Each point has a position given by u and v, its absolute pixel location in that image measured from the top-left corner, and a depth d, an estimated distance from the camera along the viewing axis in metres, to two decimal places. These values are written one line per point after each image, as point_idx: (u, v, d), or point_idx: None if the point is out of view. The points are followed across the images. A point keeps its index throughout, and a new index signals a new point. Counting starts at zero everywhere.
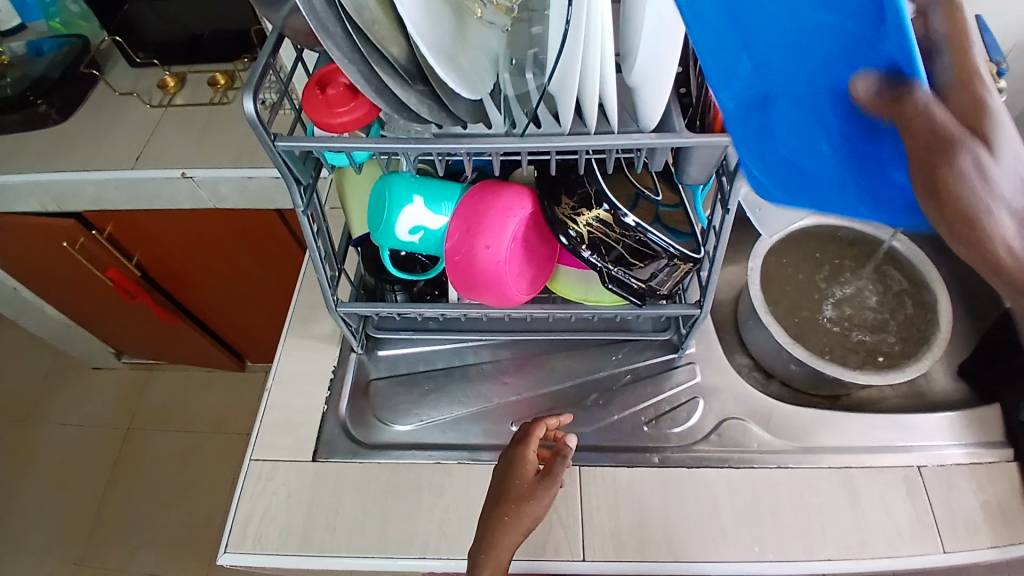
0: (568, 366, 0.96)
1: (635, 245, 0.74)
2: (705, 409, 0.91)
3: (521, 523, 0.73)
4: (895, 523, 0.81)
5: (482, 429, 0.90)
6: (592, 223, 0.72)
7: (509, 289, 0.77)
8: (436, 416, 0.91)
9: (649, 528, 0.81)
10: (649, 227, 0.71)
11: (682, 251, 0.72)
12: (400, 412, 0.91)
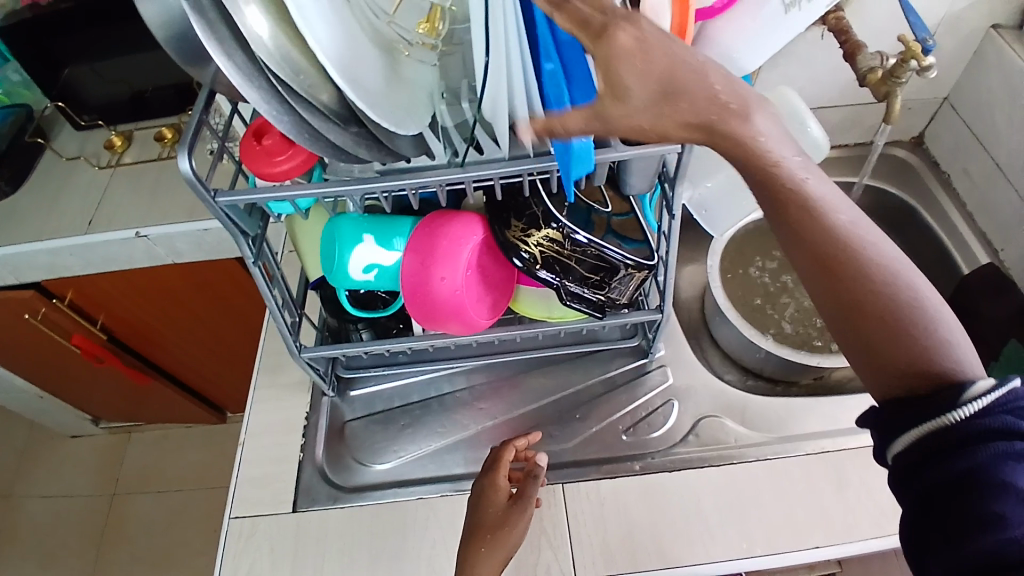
0: (542, 383, 0.96)
1: (590, 259, 0.74)
2: (681, 410, 0.92)
3: (497, 550, 0.75)
4: (879, 503, 0.82)
5: (463, 458, 0.90)
6: (543, 243, 0.73)
7: (469, 317, 0.77)
8: (415, 449, 0.91)
9: (637, 538, 0.81)
10: (601, 242, 0.72)
11: (637, 261, 0.74)
12: (378, 451, 0.90)
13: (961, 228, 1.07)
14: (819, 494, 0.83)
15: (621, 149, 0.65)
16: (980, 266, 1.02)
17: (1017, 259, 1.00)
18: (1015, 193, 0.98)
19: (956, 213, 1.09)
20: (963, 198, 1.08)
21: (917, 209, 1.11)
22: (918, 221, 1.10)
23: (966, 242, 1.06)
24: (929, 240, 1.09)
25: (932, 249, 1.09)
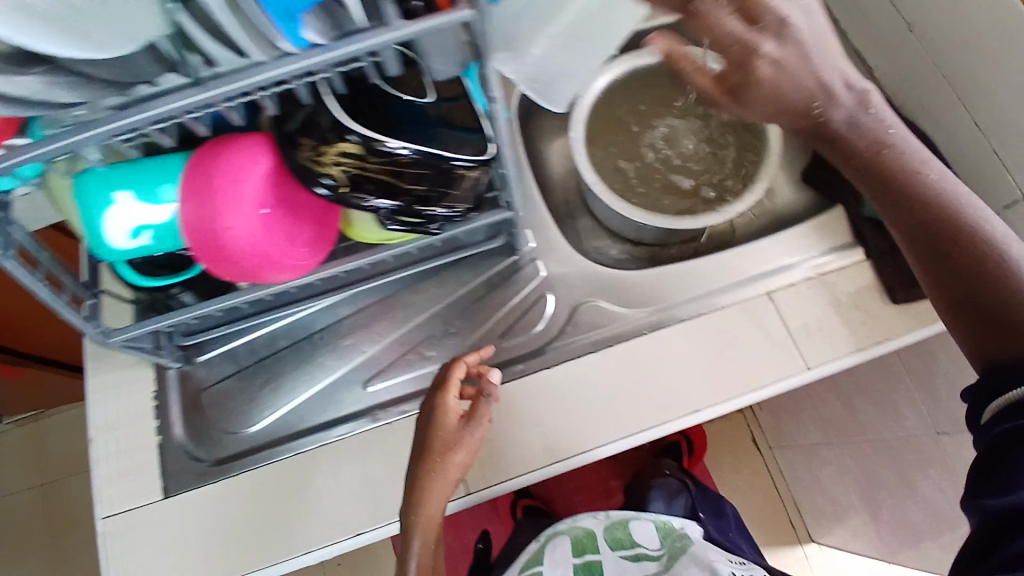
0: (410, 303, 0.89)
1: (407, 169, 0.63)
2: (556, 301, 0.87)
3: (449, 474, 0.72)
4: (757, 354, 0.82)
5: (340, 398, 0.84)
6: (343, 161, 0.60)
7: (284, 258, 0.67)
8: (286, 401, 0.84)
9: (528, 440, 0.80)
10: (419, 148, 0.62)
11: (464, 159, 0.64)
12: (247, 413, 0.83)
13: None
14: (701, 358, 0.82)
15: (401, 24, 0.49)
16: None
17: (890, 75, 0.94)
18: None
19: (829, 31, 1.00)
20: (835, 13, 0.99)
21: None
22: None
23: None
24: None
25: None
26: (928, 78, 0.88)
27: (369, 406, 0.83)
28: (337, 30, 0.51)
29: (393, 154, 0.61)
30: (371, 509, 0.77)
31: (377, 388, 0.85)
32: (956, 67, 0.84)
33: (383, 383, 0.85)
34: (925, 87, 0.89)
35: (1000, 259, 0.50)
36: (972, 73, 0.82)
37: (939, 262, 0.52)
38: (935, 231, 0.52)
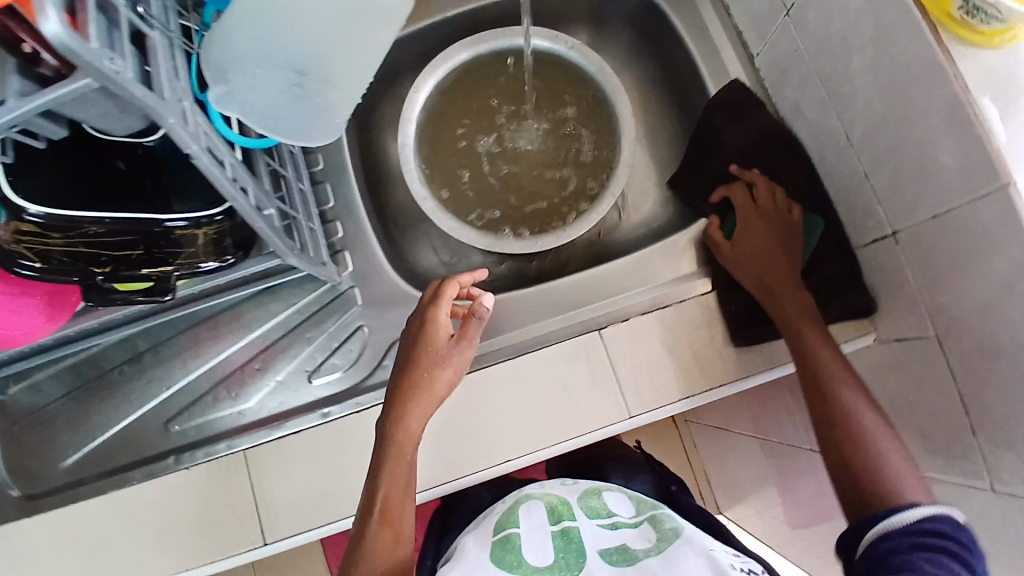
0: (210, 334, 0.78)
1: (120, 237, 0.56)
2: (371, 336, 0.79)
3: (404, 456, 0.63)
4: (576, 398, 0.76)
5: (145, 443, 0.75)
6: (38, 234, 0.52)
7: (6, 329, 0.59)
8: (89, 440, 0.75)
9: (335, 485, 0.73)
10: (136, 213, 0.55)
11: (180, 219, 0.58)
12: (47, 452, 0.75)
13: (713, 27, 0.86)
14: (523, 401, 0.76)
15: (13, 106, 0.42)
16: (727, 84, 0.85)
17: (770, 63, 0.82)
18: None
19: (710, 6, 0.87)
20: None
21: (663, 7, 0.88)
22: (667, 24, 0.89)
23: (716, 47, 0.86)
24: (679, 50, 0.90)
25: (683, 61, 0.90)
26: (802, 73, 0.77)
27: (169, 449, 0.75)
28: None
29: (79, 220, 0.53)
30: (168, 558, 0.70)
31: (182, 429, 0.76)
32: (828, 62, 0.72)
33: (189, 424, 0.76)
34: (801, 83, 0.78)
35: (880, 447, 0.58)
36: (843, 72, 0.70)
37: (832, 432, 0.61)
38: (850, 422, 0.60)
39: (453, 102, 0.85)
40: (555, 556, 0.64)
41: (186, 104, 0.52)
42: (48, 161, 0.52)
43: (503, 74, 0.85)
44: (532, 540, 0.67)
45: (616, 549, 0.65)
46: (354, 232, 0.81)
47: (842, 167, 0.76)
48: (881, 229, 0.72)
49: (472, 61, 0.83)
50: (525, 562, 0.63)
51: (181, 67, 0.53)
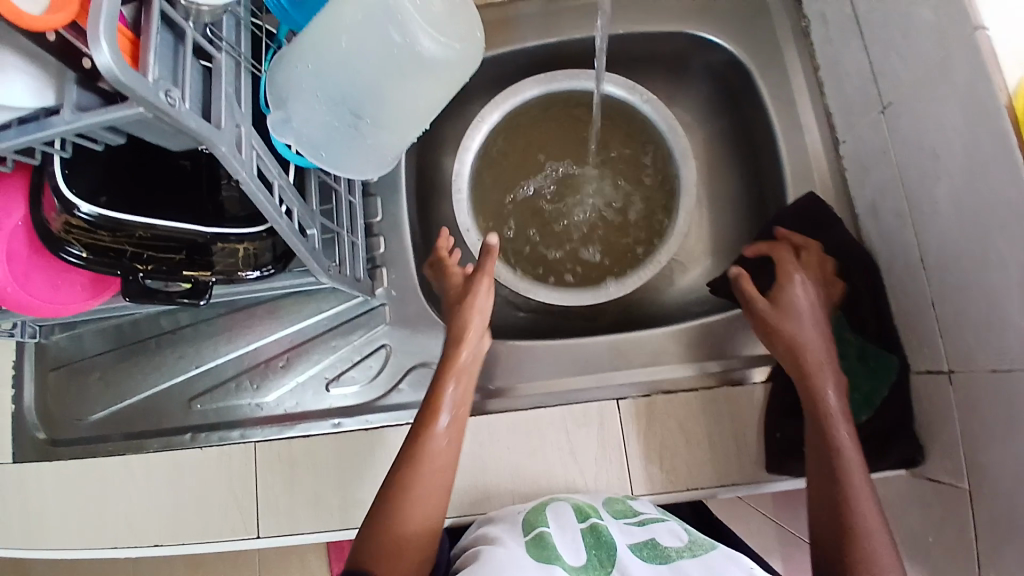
0: (243, 323, 0.80)
1: (166, 245, 0.58)
2: (390, 357, 0.78)
3: (447, 439, 0.67)
4: (579, 462, 0.75)
5: (169, 415, 0.79)
6: (96, 236, 0.55)
7: (53, 302, 0.62)
8: (123, 400, 0.80)
9: (327, 494, 0.75)
10: (184, 227, 0.57)
11: (219, 231, 0.58)
12: (87, 404, 0.80)
13: (802, 102, 0.81)
14: (526, 455, 0.76)
15: (70, 118, 0.44)
16: (806, 166, 0.80)
17: (855, 154, 0.75)
18: (865, 59, 0.70)
19: (802, 77, 0.81)
20: (815, 54, 0.79)
21: (751, 70, 0.83)
22: (752, 87, 0.84)
23: (800, 124, 0.81)
24: (759, 117, 0.84)
25: (761, 130, 0.84)
26: (885, 174, 0.70)
27: (189, 425, 0.78)
28: (55, 107, 0.46)
29: (124, 223, 0.54)
30: (167, 527, 0.74)
31: (204, 409, 0.79)
32: (914, 174, 0.65)
33: (210, 404, 0.79)
34: (882, 185, 0.71)
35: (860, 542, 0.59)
36: (928, 191, 0.64)
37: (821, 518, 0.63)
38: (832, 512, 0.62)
39: (514, 135, 0.84)
40: (587, 557, 0.62)
41: (242, 129, 0.53)
42: (116, 163, 0.55)
43: (568, 117, 0.85)
44: (565, 542, 0.64)
45: (647, 545, 0.64)
46: (395, 249, 0.82)
47: (909, 285, 0.70)
48: (938, 363, 0.67)
49: (542, 98, 0.83)
50: (559, 557, 0.61)
51: (244, 92, 0.54)
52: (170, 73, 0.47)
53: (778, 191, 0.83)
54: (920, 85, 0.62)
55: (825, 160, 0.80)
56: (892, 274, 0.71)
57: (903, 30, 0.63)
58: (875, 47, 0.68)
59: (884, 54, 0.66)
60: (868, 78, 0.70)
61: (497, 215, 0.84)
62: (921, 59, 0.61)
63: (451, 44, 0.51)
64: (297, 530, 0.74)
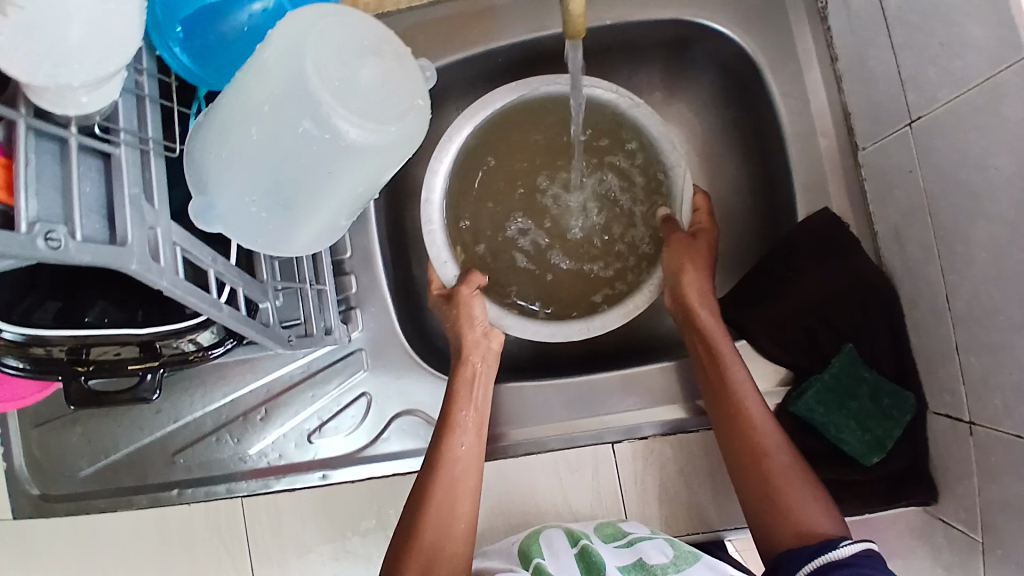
0: (217, 375, 0.76)
1: (108, 350, 0.55)
2: (371, 406, 0.75)
3: (467, 463, 0.64)
4: (572, 508, 0.73)
5: (151, 470, 0.76)
6: (32, 352, 0.52)
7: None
8: (103, 455, 0.77)
9: (320, 543, 0.75)
10: (116, 331, 0.53)
11: (156, 331, 0.55)
12: (66, 460, 0.77)
13: (817, 103, 0.72)
14: (516, 501, 0.74)
15: None
16: (821, 177, 0.72)
17: (876, 168, 0.68)
18: (895, 64, 0.61)
19: (819, 73, 0.72)
20: (834, 47, 0.71)
21: (760, 64, 0.73)
22: (761, 86, 0.74)
23: (814, 128, 0.72)
24: (769, 119, 0.75)
25: (770, 132, 0.75)
26: (911, 199, 0.63)
27: (173, 481, 0.76)
28: None
29: (51, 339, 0.52)
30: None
31: (185, 463, 0.76)
32: (946, 206, 0.58)
33: (190, 458, 0.76)
34: (909, 208, 0.63)
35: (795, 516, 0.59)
36: (962, 230, 0.57)
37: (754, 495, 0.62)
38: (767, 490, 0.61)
39: (493, 149, 0.76)
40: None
41: (157, 231, 0.47)
42: (44, 272, 0.53)
43: (549, 129, 0.76)
44: (560, 570, 0.61)
45: (636, 565, 0.61)
46: (368, 287, 0.76)
47: (930, 323, 0.63)
48: (957, 412, 0.61)
49: (516, 110, 0.74)
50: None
51: (155, 184, 0.47)
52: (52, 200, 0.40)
53: (786, 203, 0.75)
54: (961, 108, 0.54)
55: (840, 170, 0.72)
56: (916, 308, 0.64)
57: (943, 39, 0.55)
58: (907, 54, 0.59)
59: (918, 64, 0.58)
60: (896, 87, 0.62)
61: (477, 238, 0.76)
62: (963, 77, 0.53)
63: (384, 129, 0.42)
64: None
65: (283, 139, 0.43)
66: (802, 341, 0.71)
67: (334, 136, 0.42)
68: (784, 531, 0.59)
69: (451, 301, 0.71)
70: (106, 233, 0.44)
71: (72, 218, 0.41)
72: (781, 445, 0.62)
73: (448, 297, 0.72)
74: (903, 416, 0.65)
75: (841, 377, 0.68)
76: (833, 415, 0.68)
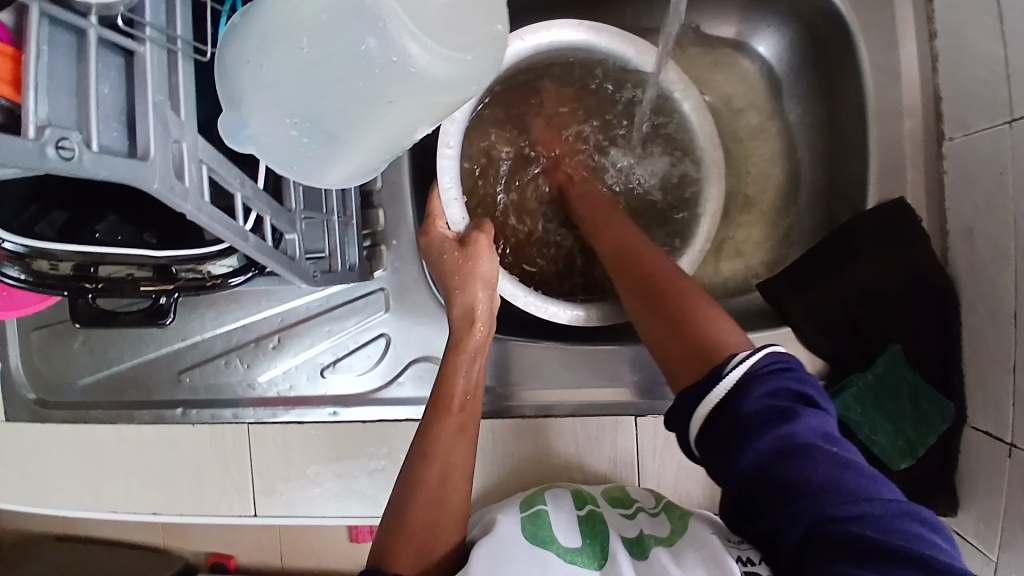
0: (227, 300, 0.72)
1: (121, 269, 0.51)
2: (389, 348, 0.72)
3: (458, 446, 0.58)
4: (583, 473, 0.72)
5: (156, 387, 0.74)
6: (39, 265, 0.49)
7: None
8: (104, 367, 0.75)
9: (322, 481, 0.73)
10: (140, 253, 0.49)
11: (174, 256, 0.50)
12: (67, 369, 0.75)
13: (906, 80, 0.66)
14: (527, 460, 0.72)
15: None
16: (899, 162, 0.67)
17: (961, 160, 0.62)
18: (1001, 51, 0.57)
19: (913, 47, 0.66)
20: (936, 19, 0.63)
21: (851, 27, 0.67)
22: (847, 50, 0.68)
23: (900, 107, 0.66)
24: (852, 89, 0.69)
25: (850, 104, 0.70)
26: (993, 202, 0.59)
27: (179, 400, 0.74)
28: None
29: (55, 254, 0.48)
30: (168, 497, 0.75)
31: (192, 384, 0.74)
32: None
33: (198, 380, 0.74)
34: (992, 209, 0.59)
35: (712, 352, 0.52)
36: None
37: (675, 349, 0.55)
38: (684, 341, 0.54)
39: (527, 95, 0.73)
40: (582, 540, 0.60)
41: (183, 145, 0.42)
42: (50, 183, 0.49)
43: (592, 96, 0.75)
44: (560, 522, 0.61)
45: (635, 538, 0.60)
46: (395, 223, 0.72)
47: (990, 336, 0.59)
48: (1000, 429, 0.59)
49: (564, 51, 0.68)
50: (551, 539, 0.58)
51: (182, 91, 0.43)
52: (64, 107, 0.36)
53: (854, 185, 0.71)
54: None
55: (919, 157, 0.66)
56: (980, 315, 0.61)
57: None
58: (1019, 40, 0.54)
59: None
60: (1001, 74, 0.57)
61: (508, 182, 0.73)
62: None
63: (460, 56, 0.39)
64: (292, 514, 0.73)
65: (335, 60, 0.38)
66: (846, 334, 0.67)
67: (402, 60, 0.37)
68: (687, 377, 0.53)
69: (461, 250, 0.63)
70: (128, 146, 0.39)
71: (88, 125, 0.36)
72: (697, 302, 0.56)
73: (459, 244, 0.63)
74: (941, 423, 0.63)
75: (885, 378, 0.64)
76: (868, 416, 0.64)
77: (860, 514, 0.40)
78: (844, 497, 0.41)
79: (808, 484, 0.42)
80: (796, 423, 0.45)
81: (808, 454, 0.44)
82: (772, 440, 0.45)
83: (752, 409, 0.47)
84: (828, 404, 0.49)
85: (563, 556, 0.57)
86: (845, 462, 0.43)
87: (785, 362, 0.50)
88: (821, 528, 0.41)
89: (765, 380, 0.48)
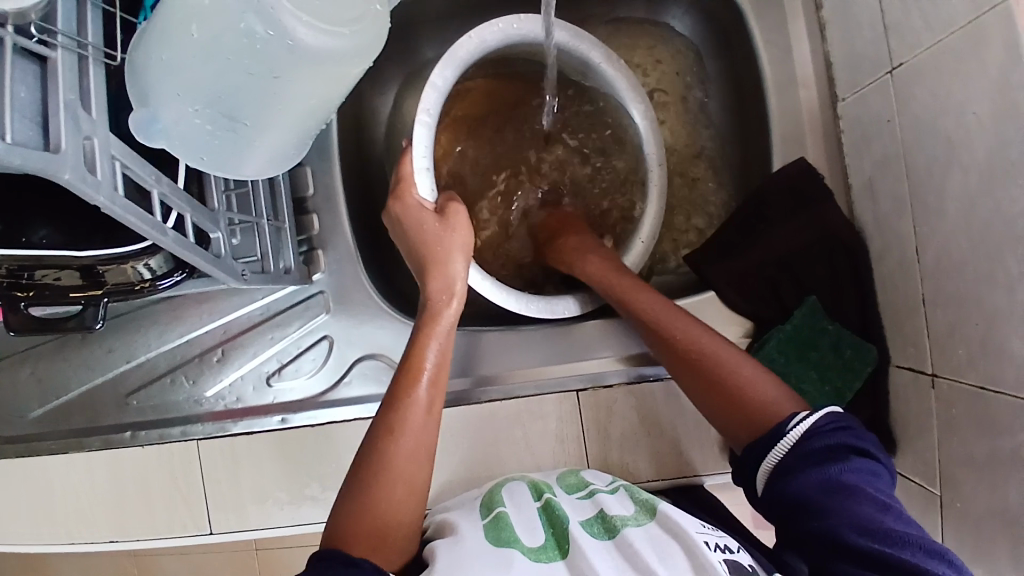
0: (171, 317, 0.73)
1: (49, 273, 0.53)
2: (333, 350, 0.73)
3: (425, 422, 0.57)
4: (535, 456, 0.73)
5: (104, 412, 0.74)
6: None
7: None
8: (51, 395, 0.75)
9: (276, 491, 0.72)
10: (68, 252, 0.50)
11: (98, 254, 0.52)
12: (17, 399, 0.75)
13: (799, 53, 0.71)
14: (478, 448, 0.73)
15: None
16: (798, 129, 0.72)
17: (855, 120, 0.66)
18: (876, 14, 0.61)
19: (802, 21, 0.71)
20: None
21: (744, 11, 0.72)
22: (744, 33, 0.74)
23: (795, 79, 0.71)
24: (751, 67, 0.74)
25: (752, 81, 0.75)
26: (887, 151, 0.62)
27: (127, 422, 0.74)
28: None
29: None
30: (120, 523, 0.74)
31: (140, 406, 0.74)
32: (923, 157, 0.58)
33: (146, 400, 0.74)
34: (884, 159, 0.63)
35: (758, 411, 0.57)
36: (937, 182, 0.57)
37: (731, 408, 0.58)
38: (733, 400, 0.58)
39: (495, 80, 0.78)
40: (544, 535, 0.58)
41: (95, 141, 0.43)
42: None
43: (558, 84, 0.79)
44: (521, 521, 0.60)
45: (597, 518, 0.60)
46: (331, 228, 0.74)
47: (899, 277, 0.63)
48: (921, 365, 0.61)
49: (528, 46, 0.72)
50: (514, 539, 0.57)
51: (95, 93, 0.45)
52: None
53: (765, 154, 0.75)
54: (942, 54, 0.54)
55: (819, 122, 0.71)
56: (889, 259, 0.64)
57: None
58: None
59: (900, 10, 0.58)
60: (879, 34, 0.61)
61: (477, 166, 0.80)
62: (947, 23, 0.53)
63: (339, 31, 0.42)
64: (246, 527, 0.72)
65: (224, 38, 0.41)
66: (767, 293, 0.70)
67: (282, 33, 0.40)
68: (741, 433, 0.58)
69: (441, 221, 0.65)
70: (40, 141, 0.41)
71: (1, 119, 0.38)
72: (736, 356, 0.60)
73: (437, 215, 0.66)
74: (865, 367, 0.65)
75: (805, 329, 0.67)
76: (795, 368, 0.67)
77: (898, 548, 0.46)
78: (884, 531, 0.46)
79: (848, 515, 0.48)
80: (846, 468, 0.51)
81: (856, 495, 0.49)
82: (820, 476, 0.51)
83: (811, 452, 0.52)
84: (884, 458, 0.54)
85: (527, 555, 0.55)
86: (886, 506, 0.49)
87: (848, 422, 0.55)
88: (851, 546, 0.47)
89: (823, 433, 0.53)
